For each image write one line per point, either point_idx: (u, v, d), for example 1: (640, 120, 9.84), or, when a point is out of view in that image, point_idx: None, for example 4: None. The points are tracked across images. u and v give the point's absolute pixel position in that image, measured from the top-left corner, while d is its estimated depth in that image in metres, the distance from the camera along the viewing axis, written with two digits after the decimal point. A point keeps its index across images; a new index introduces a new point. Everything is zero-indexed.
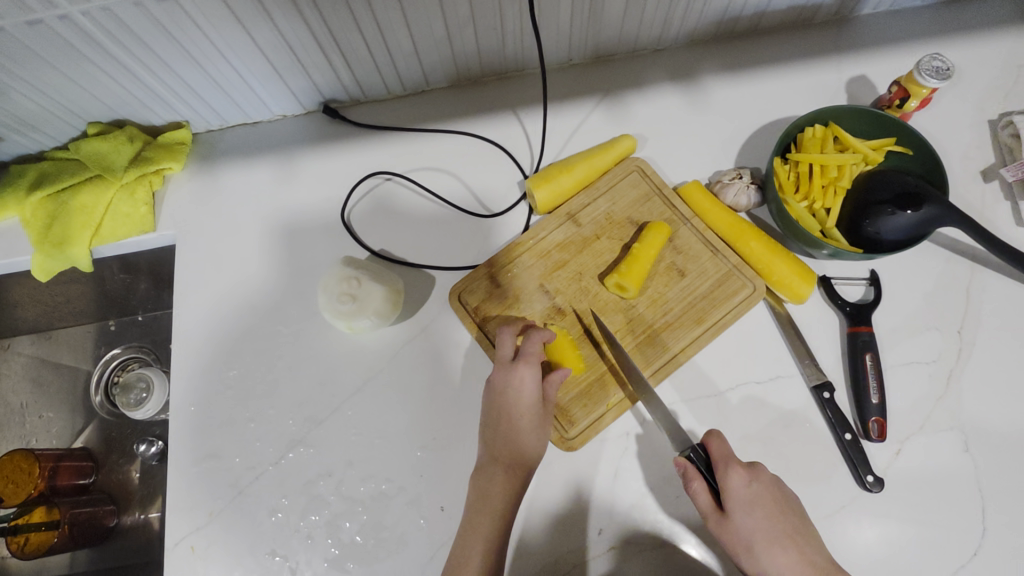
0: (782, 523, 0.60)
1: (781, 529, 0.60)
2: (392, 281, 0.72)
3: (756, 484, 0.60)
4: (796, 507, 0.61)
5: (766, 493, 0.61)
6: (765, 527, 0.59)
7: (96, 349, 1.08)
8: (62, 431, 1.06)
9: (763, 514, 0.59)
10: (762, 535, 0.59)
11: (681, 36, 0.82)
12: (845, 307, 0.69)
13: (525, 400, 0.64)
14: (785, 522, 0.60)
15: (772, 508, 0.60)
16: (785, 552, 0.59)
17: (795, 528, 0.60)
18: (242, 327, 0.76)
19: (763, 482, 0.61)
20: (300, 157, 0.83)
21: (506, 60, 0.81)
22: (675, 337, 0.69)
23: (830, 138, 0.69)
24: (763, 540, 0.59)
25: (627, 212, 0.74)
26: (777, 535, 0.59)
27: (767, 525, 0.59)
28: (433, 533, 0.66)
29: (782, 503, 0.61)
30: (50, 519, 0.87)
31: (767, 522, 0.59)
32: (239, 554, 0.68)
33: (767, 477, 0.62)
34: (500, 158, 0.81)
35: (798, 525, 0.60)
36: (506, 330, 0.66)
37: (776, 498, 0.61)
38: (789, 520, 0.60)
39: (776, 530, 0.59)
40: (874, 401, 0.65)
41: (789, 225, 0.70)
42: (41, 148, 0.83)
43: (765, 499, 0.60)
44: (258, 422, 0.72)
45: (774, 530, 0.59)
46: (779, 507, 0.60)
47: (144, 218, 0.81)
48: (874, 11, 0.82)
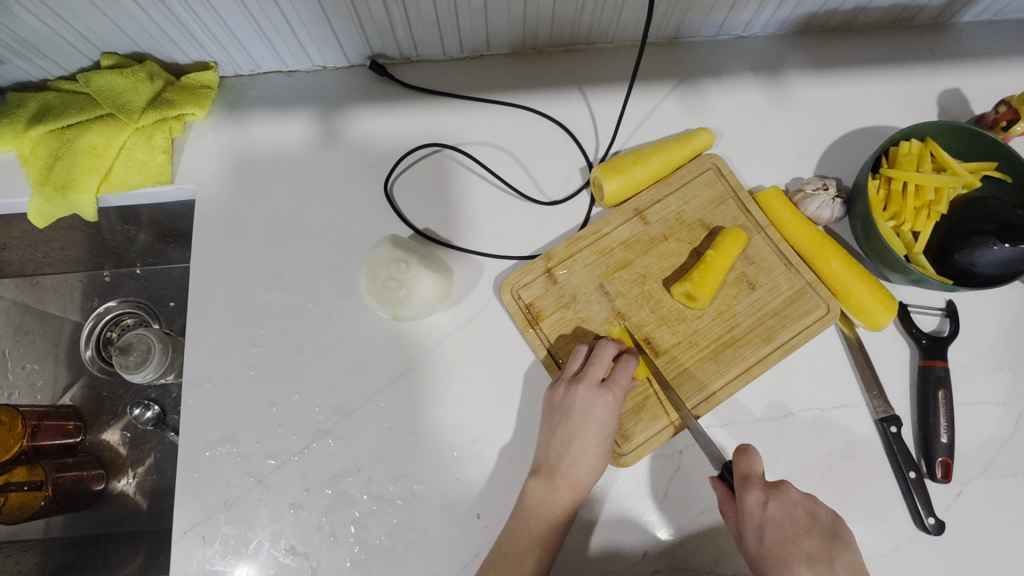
0: (801, 549, 0.55)
1: (797, 555, 0.55)
2: (427, 252, 0.68)
3: (774, 505, 0.56)
4: (826, 535, 0.56)
5: (785, 516, 0.56)
6: (778, 552, 0.55)
7: (88, 300, 0.99)
8: (45, 386, 0.96)
9: (777, 538, 0.55)
10: (774, 558, 0.55)
11: (770, 25, 0.75)
12: (921, 338, 0.65)
13: (606, 428, 0.61)
14: (805, 548, 0.55)
15: (790, 532, 0.56)
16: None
17: (819, 556, 0.55)
18: (268, 301, 0.69)
19: (785, 504, 0.57)
20: (340, 115, 0.75)
21: (579, 30, 0.73)
22: (741, 355, 0.64)
23: (927, 156, 0.64)
24: (775, 564, 0.55)
25: (698, 213, 0.69)
26: (792, 561, 0.55)
27: (780, 549, 0.55)
28: (467, 541, 0.62)
29: (804, 527, 0.56)
30: (32, 480, 0.79)
31: (782, 546, 0.55)
32: (254, 548, 0.62)
33: (791, 499, 0.57)
34: (563, 141, 0.74)
35: (823, 554, 0.55)
36: (607, 351, 0.62)
37: (797, 521, 0.56)
38: (810, 547, 0.55)
39: (791, 555, 0.55)
40: (943, 440, 0.62)
41: (874, 245, 0.65)
42: (44, 76, 0.74)
43: (783, 522, 0.56)
44: (283, 406, 0.66)
45: (789, 555, 0.55)
46: (801, 532, 0.56)
47: (161, 167, 0.73)
48: (973, 20, 0.77)
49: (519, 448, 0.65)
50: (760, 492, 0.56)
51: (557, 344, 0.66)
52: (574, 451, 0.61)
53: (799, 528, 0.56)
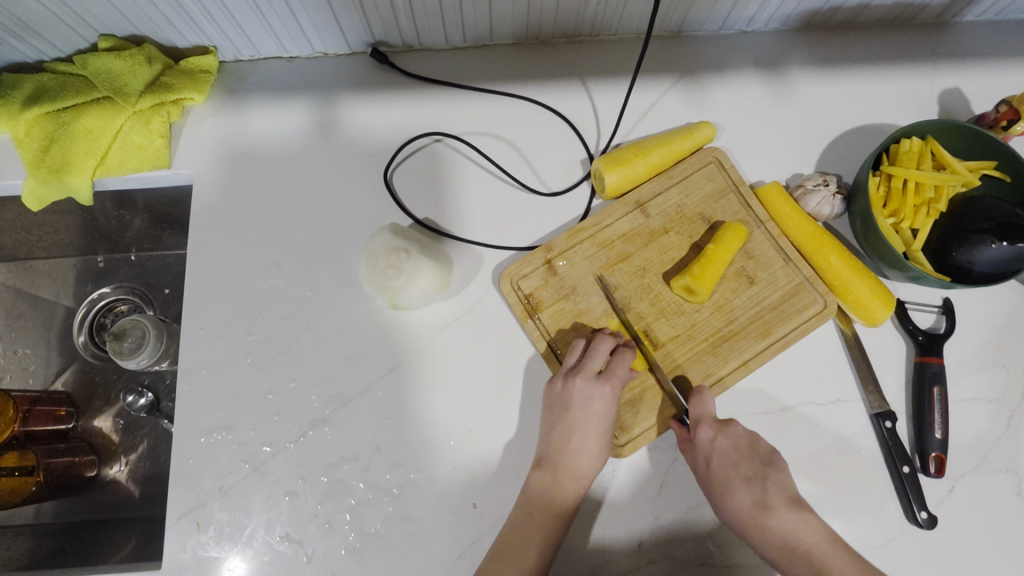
0: (741, 472, 0.59)
1: (736, 477, 0.59)
2: (411, 235, 0.68)
3: (721, 439, 0.60)
4: (764, 460, 0.60)
5: (731, 447, 0.60)
6: (720, 475, 0.59)
7: (82, 285, 0.98)
8: (38, 371, 0.95)
9: (721, 464, 0.59)
10: (716, 481, 0.59)
11: (773, 20, 0.75)
12: (917, 335, 0.66)
13: (606, 420, 0.61)
14: (744, 471, 0.60)
15: (732, 460, 0.60)
16: (740, 498, 0.59)
17: (755, 477, 0.60)
18: (266, 289, 0.69)
19: (731, 438, 0.60)
20: (340, 102, 0.74)
21: (582, 21, 0.73)
22: (739, 349, 0.65)
23: (928, 154, 0.64)
24: (718, 485, 0.59)
25: (699, 207, 0.69)
26: (734, 483, 0.59)
27: (721, 472, 0.59)
28: (463, 531, 0.62)
29: (745, 454, 0.60)
30: (24, 465, 0.78)
31: (725, 472, 0.59)
32: (249, 535, 0.62)
33: (736, 431, 0.61)
34: (565, 132, 0.74)
35: (758, 475, 0.60)
36: (605, 344, 0.63)
37: (740, 451, 0.60)
38: (749, 470, 0.60)
39: (732, 477, 0.59)
40: (937, 436, 0.62)
41: (873, 241, 0.65)
42: (40, 57, 0.73)
43: (728, 452, 0.60)
44: (279, 394, 0.66)
45: (730, 478, 0.59)
46: (742, 459, 0.60)
47: (159, 152, 0.72)
48: (975, 19, 0.77)
49: (516, 439, 0.65)
50: (710, 428, 0.60)
51: (556, 336, 0.66)
52: (576, 446, 0.61)
53: (741, 455, 0.60)
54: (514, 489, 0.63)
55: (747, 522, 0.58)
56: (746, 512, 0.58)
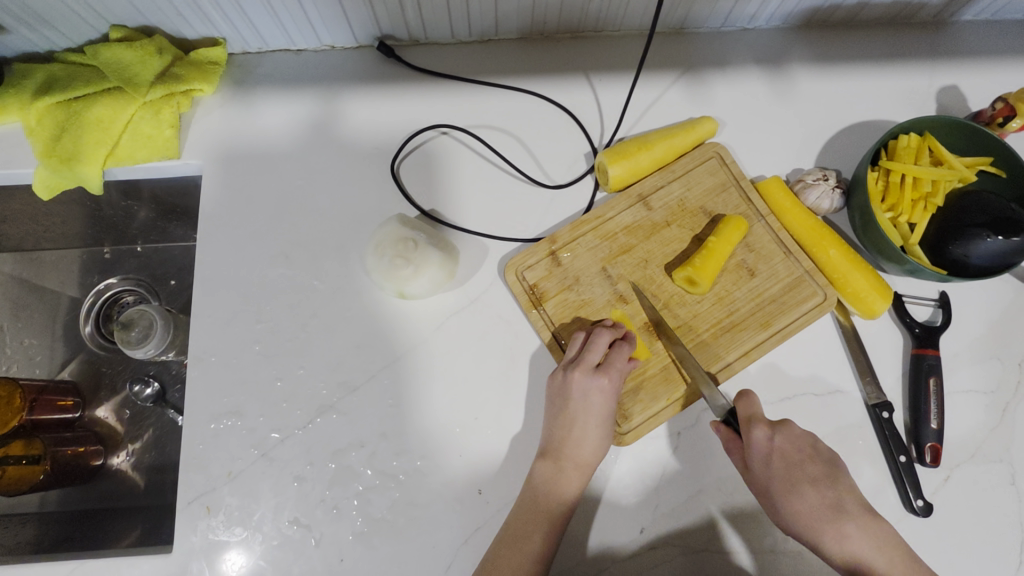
0: (807, 474, 0.60)
1: (803, 479, 0.59)
2: (416, 225, 0.68)
3: (780, 438, 0.60)
4: (825, 462, 0.61)
5: (791, 447, 0.60)
6: (787, 477, 0.59)
7: (88, 277, 0.99)
8: (45, 362, 0.95)
9: (784, 466, 0.59)
10: (783, 484, 0.59)
11: (775, 17, 0.77)
12: (914, 328, 0.67)
13: (606, 412, 0.62)
14: (810, 472, 0.60)
15: (796, 461, 0.60)
16: (809, 502, 0.59)
17: (822, 480, 0.60)
18: (274, 278, 0.70)
19: (790, 438, 0.61)
20: (347, 94, 0.75)
21: (586, 17, 0.74)
22: (739, 339, 0.66)
23: (925, 150, 0.66)
24: (783, 489, 0.59)
25: (701, 201, 0.70)
26: (801, 483, 0.59)
27: (787, 474, 0.59)
28: (468, 517, 0.63)
29: (808, 456, 0.61)
30: (29, 453, 0.79)
31: (788, 473, 0.59)
32: (258, 519, 0.63)
33: (795, 432, 0.61)
34: (569, 126, 0.75)
35: (825, 477, 0.60)
36: (604, 337, 0.63)
37: (802, 452, 0.60)
38: (814, 471, 0.60)
39: (799, 479, 0.59)
40: (932, 426, 0.64)
41: (871, 235, 0.67)
42: (51, 48, 0.74)
43: (789, 452, 0.60)
44: (287, 381, 0.67)
45: (796, 480, 0.59)
46: (806, 461, 0.60)
47: (168, 142, 0.73)
48: (973, 18, 0.78)
49: (520, 427, 0.66)
50: (765, 428, 0.60)
51: (560, 327, 0.67)
52: (577, 435, 0.62)
53: (805, 456, 0.60)
54: (518, 475, 0.64)
55: (818, 523, 0.58)
56: (817, 515, 0.58)
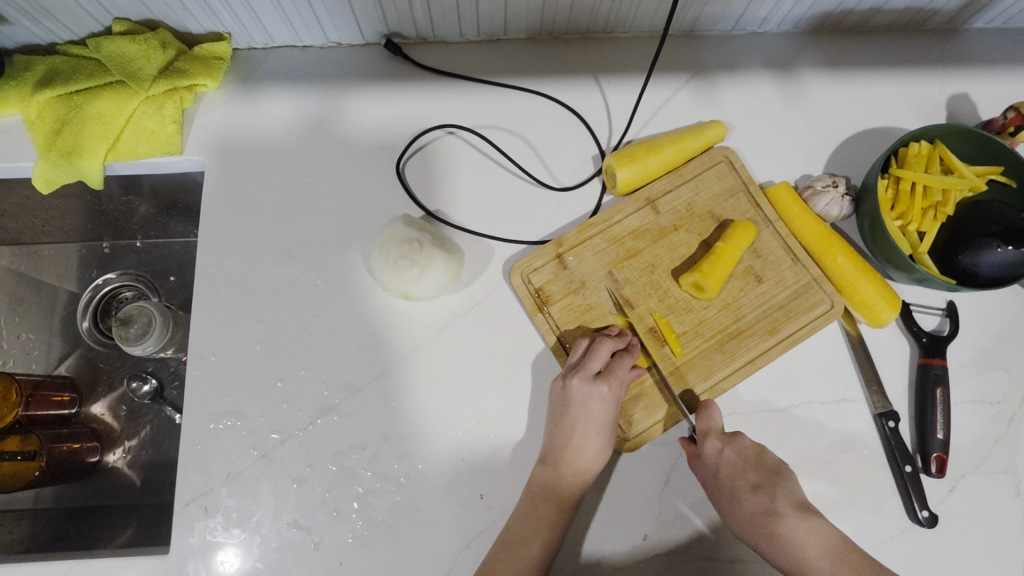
0: (748, 482, 0.60)
1: (742, 485, 0.60)
2: (419, 227, 0.67)
3: (727, 450, 0.60)
4: (770, 470, 0.61)
5: (737, 457, 0.61)
6: (729, 485, 0.60)
7: (86, 271, 0.98)
8: (42, 357, 0.94)
9: (727, 475, 0.60)
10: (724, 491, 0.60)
11: (785, 21, 0.76)
12: (921, 337, 0.67)
13: (606, 419, 0.62)
14: (751, 481, 0.60)
15: (739, 470, 0.60)
16: (749, 508, 0.59)
17: (764, 488, 0.60)
18: (276, 277, 0.69)
19: (738, 449, 0.61)
20: (353, 92, 0.74)
21: (597, 18, 0.73)
22: (746, 346, 0.65)
23: (936, 158, 0.65)
24: (726, 496, 0.60)
25: (709, 205, 0.69)
26: (742, 492, 0.59)
27: (729, 483, 0.60)
28: (470, 520, 0.63)
29: (754, 466, 0.61)
30: (25, 450, 0.78)
31: (729, 482, 0.60)
32: (257, 521, 0.62)
33: (744, 443, 0.61)
34: (577, 128, 0.74)
35: (768, 486, 0.60)
36: (606, 345, 0.63)
37: (747, 461, 0.61)
38: (757, 480, 0.60)
39: (739, 488, 0.60)
40: (938, 436, 0.63)
41: (880, 243, 0.66)
42: (53, 40, 0.73)
43: (735, 462, 0.60)
44: (289, 381, 0.66)
45: (737, 487, 0.59)
46: (749, 469, 0.60)
47: (171, 137, 0.72)
48: (984, 26, 0.78)
49: (523, 431, 0.65)
50: (714, 440, 0.61)
51: (565, 331, 0.67)
52: (578, 443, 0.61)
53: (749, 465, 0.61)
54: (520, 480, 0.64)
55: (757, 531, 0.59)
56: (756, 524, 0.59)
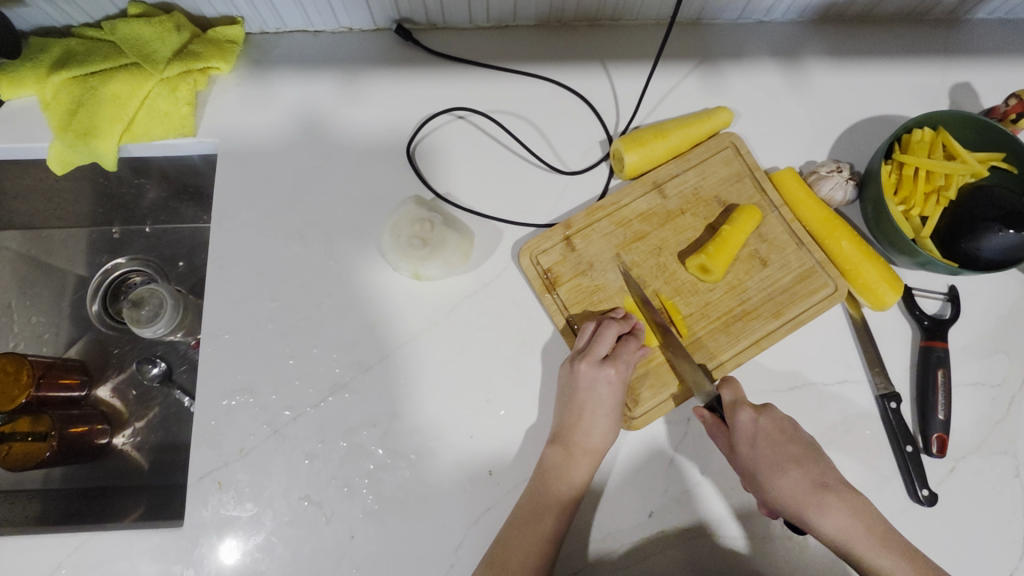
0: (790, 454, 0.61)
1: (780, 455, 0.60)
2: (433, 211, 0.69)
3: (764, 420, 0.61)
4: (806, 443, 0.62)
5: (774, 427, 0.61)
6: (773, 455, 0.60)
7: (96, 256, 0.98)
8: (52, 340, 0.94)
9: (768, 446, 0.60)
10: (766, 463, 0.59)
11: (791, 11, 0.77)
12: (923, 320, 0.68)
13: (613, 401, 0.63)
14: (793, 453, 0.61)
15: (777, 440, 0.61)
16: (793, 479, 0.60)
17: (805, 459, 0.61)
18: (288, 257, 0.70)
19: (772, 419, 0.62)
20: (364, 76, 0.75)
21: (605, 5, 0.74)
22: (752, 327, 0.66)
23: (939, 144, 0.66)
24: (769, 469, 0.60)
25: (715, 190, 0.71)
26: (785, 463, 0.60)
27: (772, 454, 0.60)
28: (479, 496, 0.64)
29: (790, 437, 0.61)
30: (37, 430, 0.79)
31: (772, 453, 0.60)
32: (270, 496, 0.63)
33: (776, 415, 0.62)
34: (585, 113, 0.75)
35: (808, 457, 0.61)
36: (612, 329, 0.64)
37: (785, 433, 0.61)
38: (797, 451, 0.61)
39: (783, 459, 0.60)
40: (940, 417, 0.64)
41: (883, 228, 0.68)
42: (68, 22, 0.74)
43: (772, 433, 0.61)
44: (300, 360, 0.67)
45: (776, 457, 0.60)
46: (786, 439, 0.61)
47: (184, 119, 0.73)
48: (987, 17, 0.79)
49: (532, 410, 0.66)
50: (749, 410, 0.61)
51: (573, 312, 0.68)
52: (586, 425, 0.62)
53: (787, 437, 0.61)
54: (528, 457, 0.65)
55: (804, 501, 0.59)
56: (806, 495, 0.59)
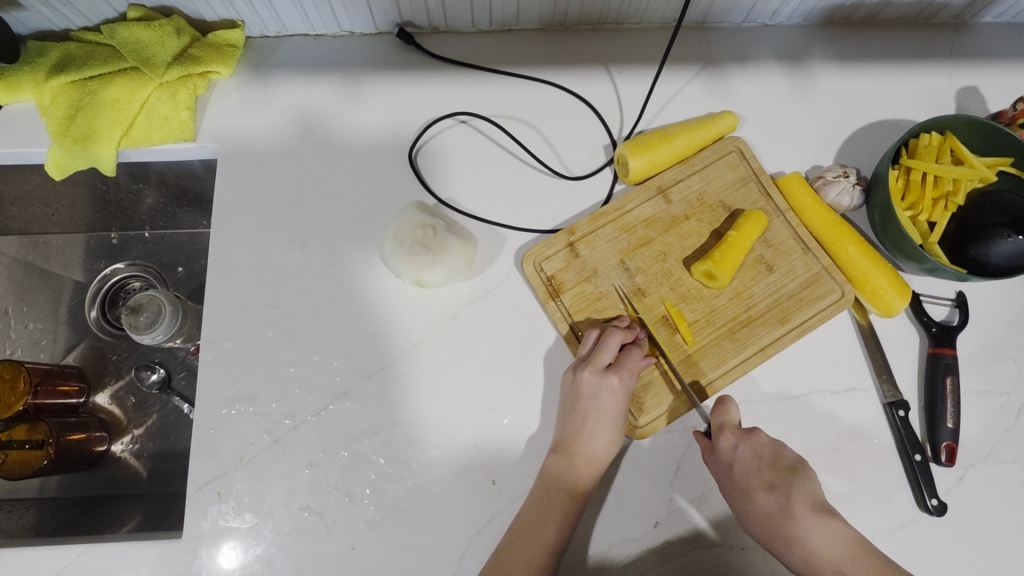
0: (764, 483, 0.60)
1: (757, 483, 0.60)
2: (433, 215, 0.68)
3: (744, 449, 0.60)
4: (787, 471, 0.61)
5: (753, 455, 0.61)
6: (741, 483, 0.60)
7: (94, 262, 0.97)
8: (50, 346, 0.93)
9: (742, 473, 0.60)
10: (738, 489, 0.60)
11: (796, 14, 0.76)
12: (931, 327, 0.67)
13: (616, 410, 0.62)
14: (767, 482, 0.60)
15: (754, 469, 0.60)
16: (764, 508, 0.60)
17: (781, 490, 0.60)
18: (289, 263, 0.69)
19: (754, 447, 0.61)
20: (366, 80, 0.75)
21: (609, 9, 0.74)
22: (758, 334, 0.66)
23: (946, 149, 0.65)
24: (739, 493, 0.60)
25: (720, 195, 0.70)
26: (756, 492, 0.60)
27: (743, 482, 0.60)
28: (482, 506, 0.63)
29: (769, 466, 0.61)
30: (34, 438, 0.77)
31: (744, 481, 0.60)
32: (270, 506, 0.63)
33: (760, 442, 0.61)
34: (588, 118, 0.74)
35: (784, 487, 0.60)
36: (616, 337, 0.63)
37: (764, 461, 0.61)
38: (774, 481, 0.60)
39: (754, 488, 0.60)
40: (948, 425, 0.64)
41: (891, 233, 0.67)
42: (66, 26, 0.73)
43: (749, 462, 0.60)
44: (301, 367, 0.66)
45: (752, 486, 0.60)
46: (765, 467, 0.61)
47: (184, 124, 0.72)
48: (993, 20, 0.78)
49: (534, 418, 0.65)
50: (730, 436, 0.61)
51: (576, 319, 0.67)
52: (588, 434, 0.62)
53: (765, 465, 0.61)
54: (532, 467, 0.64)
55: (769, 529, 0.59)
56: (772, 525, 0.59)
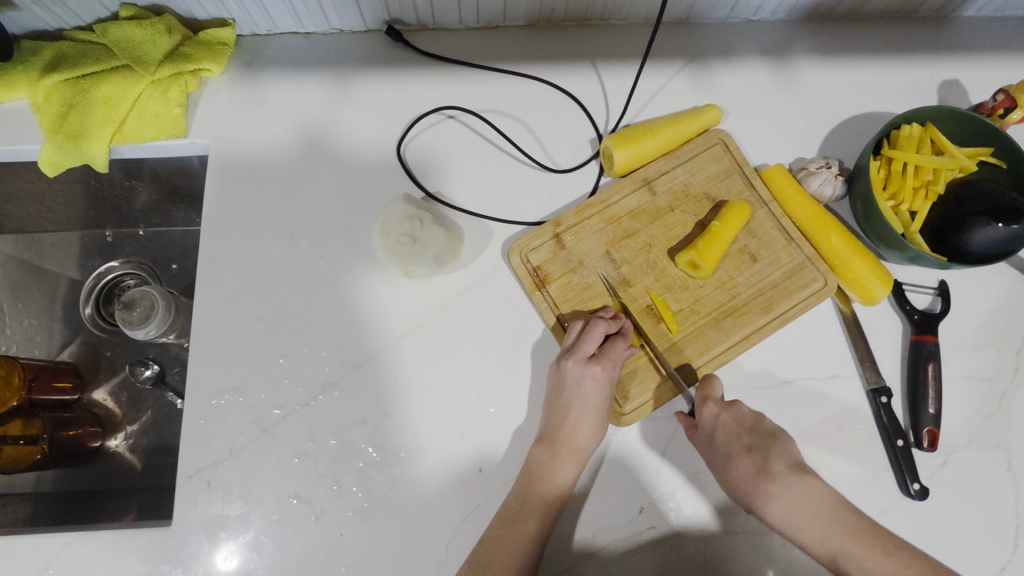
0: (744, 449, 0.61)
1: (739, 451, 0.61)
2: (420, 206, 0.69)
3: (726, 418, 0.61)
4: (766, 437, 0.62)
5: (735, 423, 0.62)
6: (723, 450, 0.61)
7: (89, 259, 0.99)
8: (45, 342, 0.94)
9: (725, 441, 0.61)
10: (720, 456, 0.61)
11: (779, 9, 0.77)
12: (913, 314, 0.68)
13: (599, 400, 0.63)
14: (749, 449, 0.61)
15: (736, 436, 0.61)
16: (744, 475, 0.61)
17: (761, 456, 0.61)
18: (279, 256, 0.70)
19: (737, 416, 0.62)
20: (355, 76, 0.76)
21: (594, 5, 0.75)
22: (742, 323, 0.66)
23: (927, 140, 0.66)
24: (721, 461, 0.61)
25: (705, 186, 0.71)
26: (738, 459, 0.61)
27: (726, 449, 0.61)
28: (469, 494, 0.64)
29: (750, 433, 0.62)
30: (28, 433, 0.77)
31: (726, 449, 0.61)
32: (259, 495, 0.63)
33: (741, 412, 0.62)
34: (574, 112, 0.75)
35: (765, 452, 0.61)
36: (600, 327, 0.64)
37: (745, 430, 0.62)
38: (755, 448, 0.61)
39: (735, 455, 0.61)
40: (930, 411, 0.64)
41: (874, 223, 0.68)
42: (60, 25, 0.74)
43: (732, 430, 0.61)
44: (291, 359, 0.67)
45: (733, 452, 0.61)
46: (746, 435, 0.62)
47: (176, 121, 0.73)
48: (974, 14, 0.79)
49: (521, 407, 0.66)
50: (713, 407, 0.62)
51: (563, 309, 0.68)
52: (572, 422, 0.62)
53: (746, 433, 0.62)
54: (518, 454, 0.65)
55: (751, 494, 0.60)
56: (753, 489, 0.60)
